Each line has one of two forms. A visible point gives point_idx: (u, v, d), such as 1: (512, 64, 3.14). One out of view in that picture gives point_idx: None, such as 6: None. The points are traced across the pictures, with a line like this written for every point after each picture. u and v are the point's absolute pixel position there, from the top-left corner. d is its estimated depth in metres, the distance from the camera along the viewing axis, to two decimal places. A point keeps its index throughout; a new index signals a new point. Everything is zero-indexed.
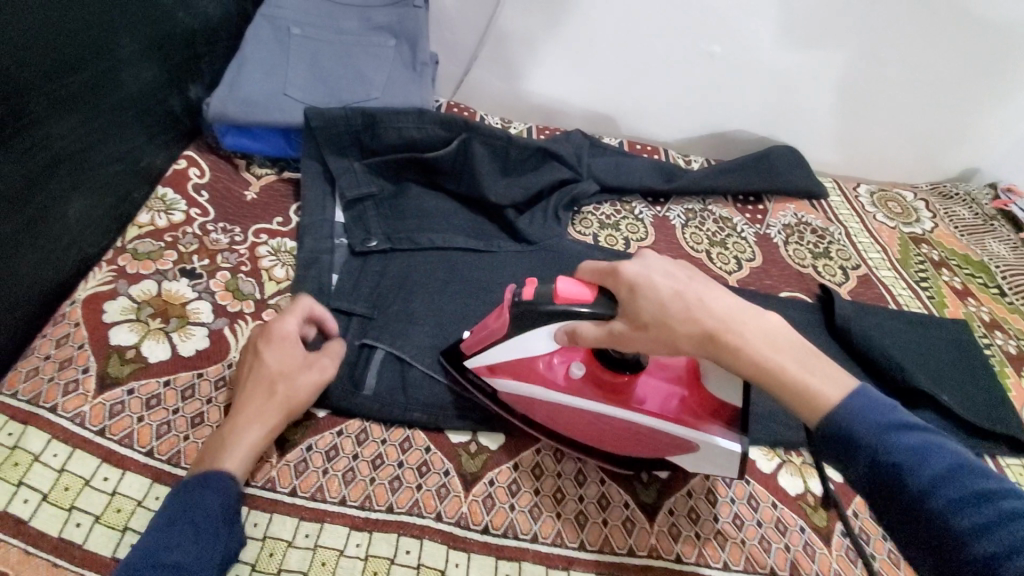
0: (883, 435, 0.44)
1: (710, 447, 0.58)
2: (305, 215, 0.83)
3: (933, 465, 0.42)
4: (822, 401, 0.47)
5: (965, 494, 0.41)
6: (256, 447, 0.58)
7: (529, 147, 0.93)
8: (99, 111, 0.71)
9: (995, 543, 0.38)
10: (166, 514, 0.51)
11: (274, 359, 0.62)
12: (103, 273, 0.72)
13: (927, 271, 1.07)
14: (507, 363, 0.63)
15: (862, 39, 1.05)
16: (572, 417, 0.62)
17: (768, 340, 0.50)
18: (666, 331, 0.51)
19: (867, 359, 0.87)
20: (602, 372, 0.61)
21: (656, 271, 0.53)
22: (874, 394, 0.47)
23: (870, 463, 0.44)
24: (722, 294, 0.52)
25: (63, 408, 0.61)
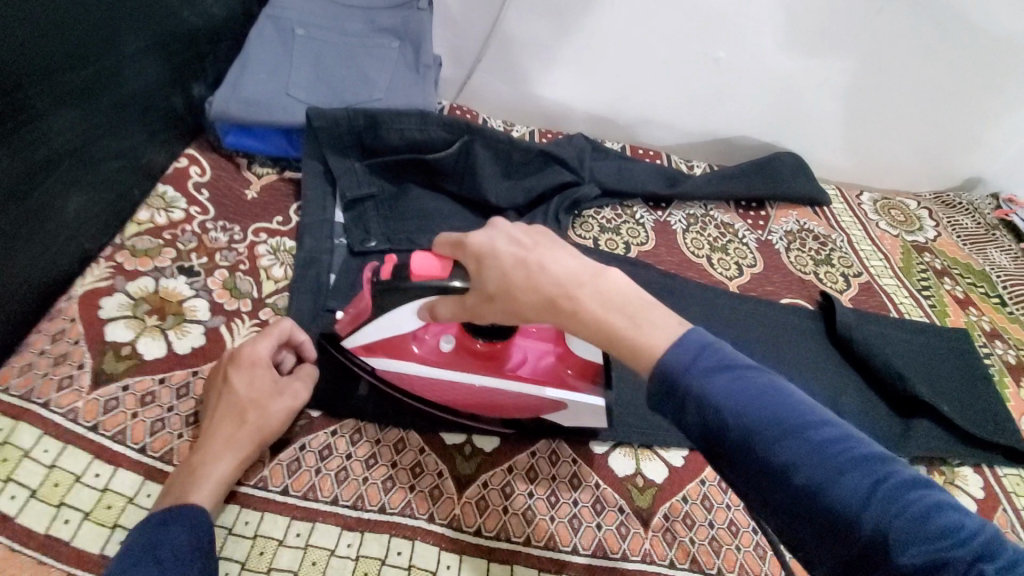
0: (712, 385, 0.41)
1: (575, 404, 0.63)
2: (305, 215, 0.83)
3: (768, 414, 0.40)
4: (649, 353, 0.44)
5: (782, 430, 0.39)
6: (225, 479, 0.56)
7: (531, 150, 0.94)
8: (102, 108, 0.71)
9: (811, 474, 0.37)
10: (128, 552, 0.48)
11: (243, 385, 0.59)
12: (102, 269, 0.72)
13: (929, 279, 1.06)
14: (380, 342, 0.64)
15: (867, 47, 1.05)
16: (453, 390, 0.64)
17: (602, 299, 0.47)
18: (510, 300, 0.50)
19: (866, 367, 0.86)
20: (472, 343, 0.64)
21: (507, 238, 0.51)
22: (703, 337, 0.44)
23: (704, 416, 0.41)
24: (564, 255, 0.49)
25: (56, 403, 0.60)
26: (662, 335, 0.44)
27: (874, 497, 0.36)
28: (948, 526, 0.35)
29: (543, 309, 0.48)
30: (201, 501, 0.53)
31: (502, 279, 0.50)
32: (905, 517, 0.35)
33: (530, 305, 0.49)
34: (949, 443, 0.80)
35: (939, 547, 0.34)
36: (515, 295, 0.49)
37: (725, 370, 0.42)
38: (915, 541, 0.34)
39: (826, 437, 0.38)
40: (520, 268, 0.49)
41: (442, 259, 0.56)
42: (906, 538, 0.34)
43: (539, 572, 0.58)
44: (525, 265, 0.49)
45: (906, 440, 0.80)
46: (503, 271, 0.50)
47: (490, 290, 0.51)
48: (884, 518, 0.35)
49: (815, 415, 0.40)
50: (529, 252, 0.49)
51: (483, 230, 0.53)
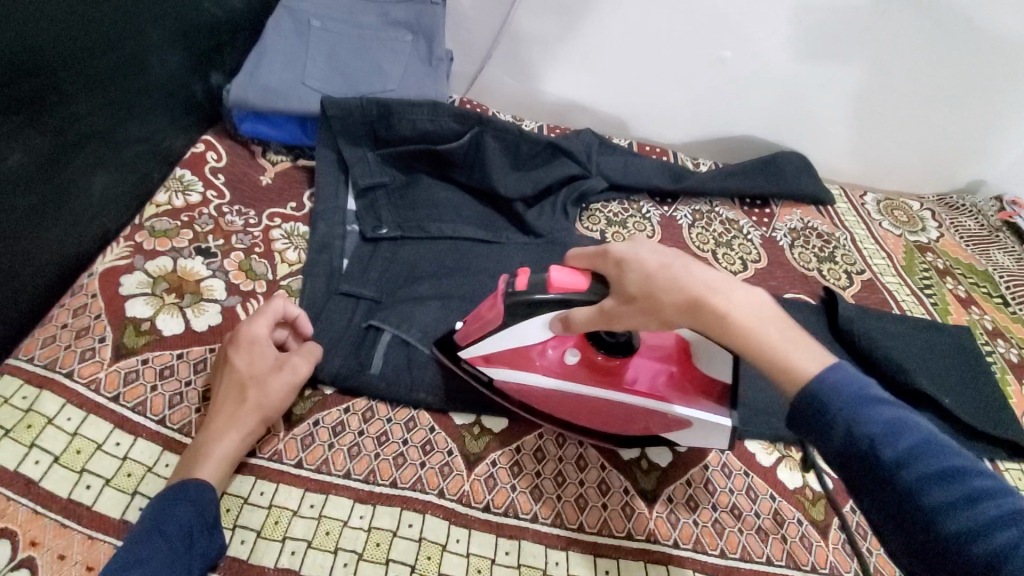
0: (867, 417, 0.42)
1: (702, 424, 0.62)
2: (318, 201, 0.84)
3: (917, 454, 0.41)
4: (801, 375, 0.45)
5: (935, 472, 0.40)
6: (228, 455, 0.57)
7: (540, 142, 0.95)
8: (128, 93, 0.73)
9: (964, 521, 0.38)
10: (136, 533, 0.49)
11: (244, 364, 0.61)
12: (121, 248, 0.74)
13: (931, 278, 1.08)
14: (501, 352, 0.64)
15: (872, 51, 1.07)
16: (569, 402, 0.64)
17: (755, 312, 0.47)
18: (653, 303, 0.50)
19: (869, 362, 0.87)
20: (594, 355, 0.63)
21: (650, 248, 0.52)
22: (855, 371, 0.45)
23: (852, 444, 0.42)
24: (706, 265, 0.49)
25: (79, 374, 0.62)
26: (815, 362, 0.45)
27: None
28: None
29: (687, 313, 0.48)
30: (205, 478, 0.55)
31: (645, 282, 0.50)
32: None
33: (672, 307, 0.49)
34: (949, 437, 0.82)
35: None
36: (659, 297, 0.49)
37: (874, 405, 0.43)
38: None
39: (981, 485, 0.39)
40: (670, 273, 0.49)
41: (582, 272, 0.57)
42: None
43: (546, 548, 0.60)
44: (673, 270, 0.49)
45: None
46: (647, 273, 0.50)
47: (630, 292, 0.51)
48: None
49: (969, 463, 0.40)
50: (676, 258, 0.50)
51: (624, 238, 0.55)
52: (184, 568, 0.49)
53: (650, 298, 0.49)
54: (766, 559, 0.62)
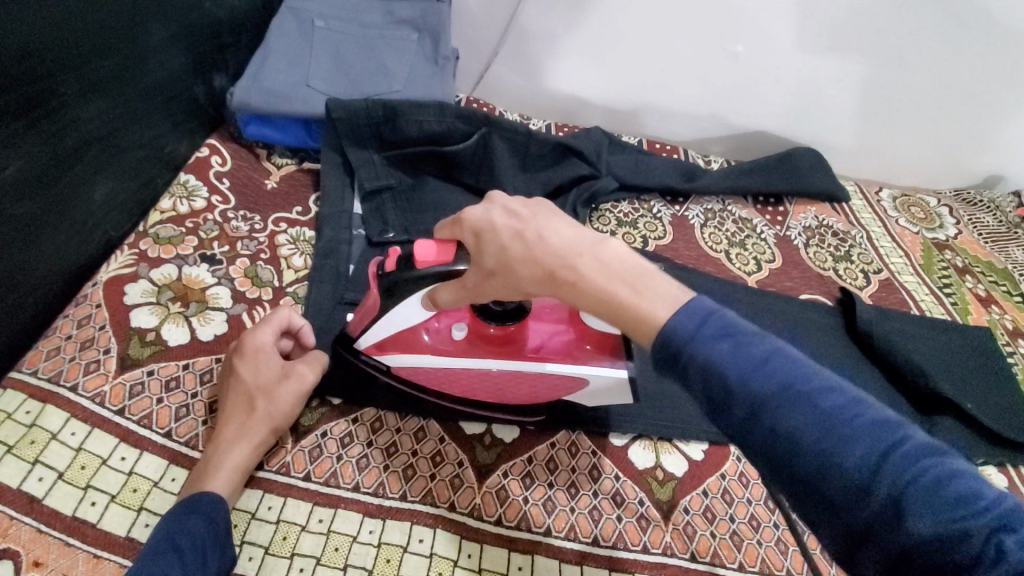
0: (717, 351, 0.38)
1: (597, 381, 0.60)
2: (324, 206, 0.83)
3: (774, 381, 0.37)
4: (650, 321, 0.41)
5: (790, 399, 0.36)
6: (240, 468, 0.56)
7: (549, 142, 0.93)
8: (127, 97, 0.72)
9: (823, 444, 0.35)
10: (148, 548, 0.48)
11: (250, 373, 0.60)
12: (125, 256, 0.73)
13: (950, 277, 1.05)
14: (392, 337, 0.63)
15: (890, 46, 1.04)
16: (469, 377, 0.62)
17: (602, 268, 0.44)
18: (511, 276, 0.47)
19: (888, 364, 0.85)
20: (484, 328, 0.61)
21: (504, 209, 0.48)
22: (708, 304, 0.40)
23: (708, 383, 0.38)
24: (564, 223, 0.46)
25: (84, 387, 0.61)
26: (663, 303, 0.41)
27: (885, 466, 0.34)
28: (967, 493, 0.32)
29: (543, 283, 0.45)
30: (218, 490, 0.54)
31: (501, 254, 0.47)
32: (924, 488, 0.33)
33: (530, 280, 0.46)
34: (972, 442, 0.79)
35: (960, 518, 0.32)
36: (515, 269, 0.47)
37: (728, 338, 0.39)
38: (930, 511, 0.32)
39: (837, 404, 0.36)
40: (521, 238, 0.46)
41: (445, 243, 0.55)
42: (922, 506, 0.32)
43: (560, 563, 0.58)
44: (526, 235, 0.46)
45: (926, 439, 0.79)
46: (501, 244, 0.47)
47: (488, 266, 0.49)
48: (895, 489, 0.33)
49: (821, 381, 0.37)
50: (529, 220, 0.46)
51: (480, 203, 0.50)
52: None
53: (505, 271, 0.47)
54: (786, 572, 0.61)
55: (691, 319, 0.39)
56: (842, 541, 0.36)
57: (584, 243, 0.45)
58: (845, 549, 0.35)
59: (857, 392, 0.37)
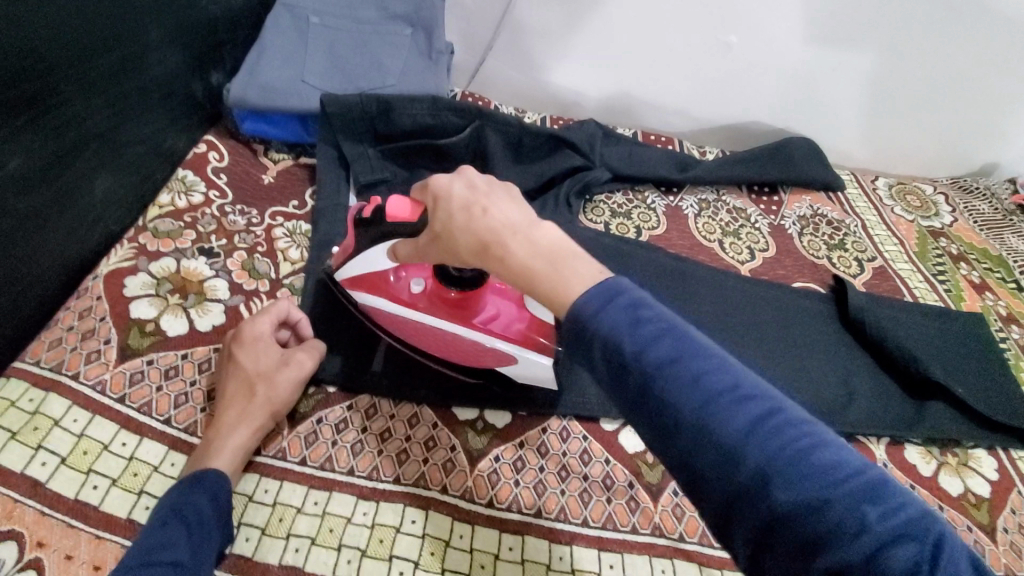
0: (615, 326, 0.38)
1: (526, 361, 0.65)
2: (320, 199, 0.85)
3: (665, 352, 0.37)
4: (561, 295, 0.41)
5: (679, 375, 0.36)
6: (242, 449, 0.58)
7: (542, 134, 0.94)
8: (126, 94, 0.73)
9: (704, 416, 0.35)
10: (154, 520, 0.50)
11: (249, 360, 0.62)
12: (125, 249, 0.74)
13: (945, 264, 1.06)
14: (363, 276, 0.68)
15: (885, 34, 1.04)
16: (414, 329, 0.67)
17: (530, 246, 0.44)
18: (450, 242, 0.50)
19: (880, 350, 0.85)
20: (444, 291, 0.65)
21: (466, 183, 0.50)
22: (611, 281, 0.40)
23: (607, 356, 0.38)
24: (513, 205, 0.47)
25: (85, 376, 0.62)
26: (579, 279, 0.41)
27: (760, 441, 0.34)
28: (836, 468, 0.33)
29: (475, 252, 0.47)
30: (219, 467, 0.56)
31: (447, 222, 0.50)
32: (794, 460, 0.33)
33: (468, 249, 0.48)
34: (963, 427, 0.80)
35: (825, 491, 0.32)
36: (455, 236, 0.49)
37: (628, 312, 0.38)
38: (797, 484, 0.32)
39: (724, 380, 0.36)
40: (466, 209, 0.48)
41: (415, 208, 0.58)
42: (790, 479, 0.33)
43: (550, 543, 0.59)
44: (473, 208, 0.48)
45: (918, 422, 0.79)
46: (451, 212, 0.49)
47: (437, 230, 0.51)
48: (765, 462, 0.33)
49: (713, 357, 0.37)
50: (480, 196, 0.48)
51: (450, 172, 0.52)
52: (207, 549, 0.50)
53: (448, 238, 0.50)
54: None
55: (595, 294, 0.39)
56: (718, 514, 0.36)
57: (522, 222, 0.46)
58: (720, 521, 0.35)
59: (746, 370, 0.37)
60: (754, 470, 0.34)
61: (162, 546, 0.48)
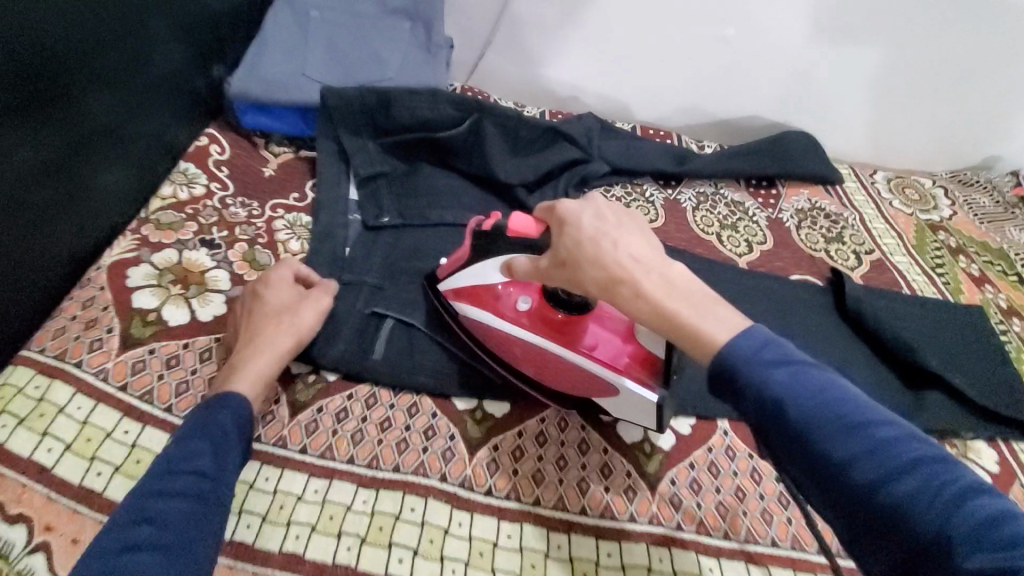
0: (772, 375, 0.43)
1: (628, 393, 0.61)
2: (321, 191, 0.86)
3: (831, 407, 0.41)
4: (710, 342, 0.46)
5: (840, 427, 0.40)
6: (267, 372, 0.62)
7: (540, 126, 0.95)
8: (133, 90, 0.73)
9: (870, 470, 0.38)
10: (183, 432, 0.54)
11: (274, 298, 0.68)
12: (128, 241, 0.75)
13: (943, 257, 1.06)
14: (470, 289, 0.69)
15: (882, 28, 1.04)
16: (515, 346, 0.66)
17: (667, 286, 0.50)
18: (577, 269, 0.54)
19: (877, 341, 0.86)
20: (550, 312, 0.65)
21: (594, 213, 0.55)
22: (777, 339, 0.46)
23: (761, 404, 0.43)
24: (639, 241, 0.52)
25: (88, 364, 0.63)
26: (722, 326, 0.47)
27: (932, 499, 0.36)
28: (1019, 536, 0.33)
29: (604, 284, 0.52)
30: (242, 392, 0.59)
31: (576, 250, 0.54)
32: (974, 522, 0.34)
33: (593, 280, 0.53)
34: (962, 418, 0.80)
35: (1014, 557, 0.32)
36: (584, 266, 0.53)
37: (780, 364, 0.44)
38: (982, 547, 0.33)
39: (888, 438, 0.39)
40: (596, 241, 0.53)
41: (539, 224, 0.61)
42: (974, 542, 0.34)
43: (547, 531, 0.60)
44: (601, 240, 0.52)
45: (918, 413, 0.79)
46: (579, 240, 0.54)
47: (561, 256, 0.55)
48: (942, 523, 0.35)
49: (876, 416, 0.41)
50: (610, 229, 0.53)
51: (577, 200, 0.56)
52: (225, 470, 0.53)
53: (574, 265, 0.54)
54: (769, 541, 0.62)
55: (747, 345, 0.45)
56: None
57: (653, 261, 0.51)
58: None
59: (911, 433, 0.40)
60: (932, 532, 0.35)
61: (186, 457, 0.51)
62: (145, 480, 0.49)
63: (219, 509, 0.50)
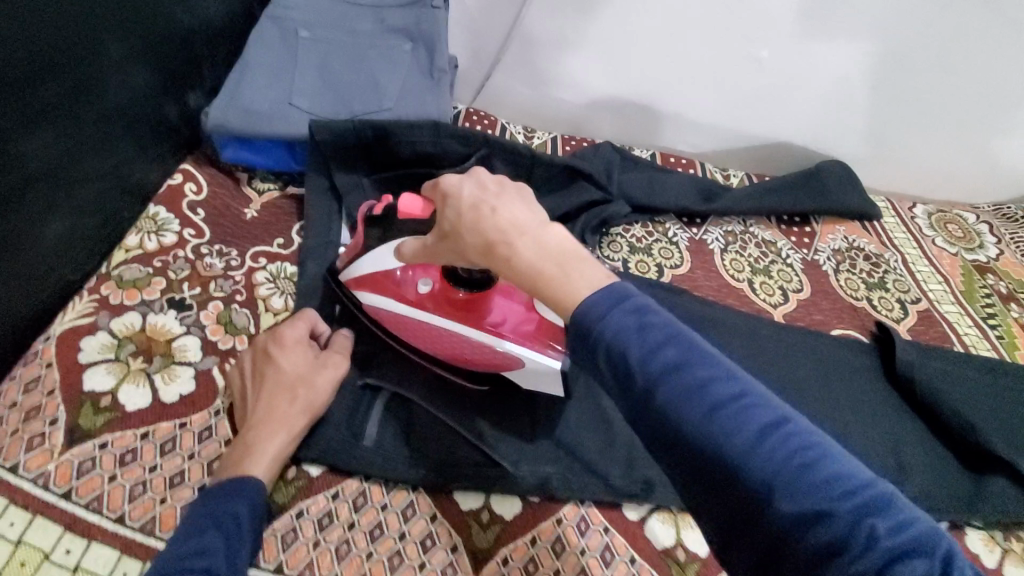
0: (621, 328, 0.36)
1: (532, 365, 0.61)
2: (309, 236, 0.76)
3: (671, 360, 0.35)
4: (568, 300, 0.39)
5: (686, 382, 0.35)
6: (283, 455, 0.57)
7: (556, 165, 0.85)
8: (85, 123, 0.64)
9: (709, 424, 0.34)
10: (190, 525, 0.49)
11: (290, 362, 0.61)
12: (85, 302, 0.65)
13: (995, 306, 0.96)
14: (369, 277, 0.66)
15: (931, 50, 0.94)
16: (421, 331, 0.65)
17: (539, 248, 0.41)
18: (458, 241, 0.47)
19: (933, 414, 0.77)
20: (451, 291, 0.64)
21: (475, 182, 0.47)
22: (625, 286, 0.39)
23: (611, 360, 0.36)
24: (522, 207, 0.45)
25: (25, 467, 0.54)
26: (581, 279, 0.39)
27: (765, 452, 0.33)
28: (836, 481, 0.32)
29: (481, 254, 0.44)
30: (259, 477, 0.54)
31: (456, 220, 0.47)
32: (796, 472, 0.32)
33: (473, 249, 0.46)
34: None
35: (828, 504, 0.31)
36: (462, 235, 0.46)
37: (632, 314, 0.37)
38: (800, 496, 0.31)
39: (731, 390, 0.35)
40: (474, 209, 0.45)
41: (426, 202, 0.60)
42: (795, 491, 0.31)
43: None
44: (481, 208, 0.45)
45: (978, 504, 0.71)
46: (459, 211, 0.46)
47: (444, 229, 0.48)
48: (771, 477, 0.32)
49: (721, 365, 0.36)
50: (491, 197, 0.45)
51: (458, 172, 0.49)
52: (239, 561, 0.49)
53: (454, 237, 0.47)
54: None
55: (600, 297, 0.37)
56: (720, 528, 0.35)
57: (532, 226, 0.43)
58: (722, 534, 0.34)
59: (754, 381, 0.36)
60: (759, 485, 0.32)
61: (196, 552, 0.47)
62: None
63: None
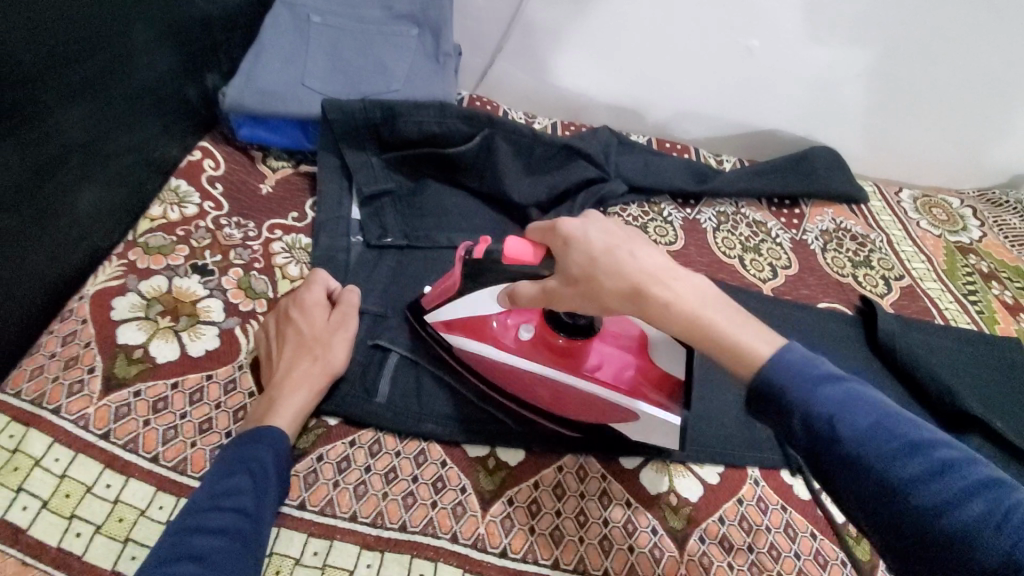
0: (815, 394, 0.42)
1: (648, 418, 0.61)
2: (321, 210, 0.81)
3: (865, 422, 0.40)
4: (754, 363, 0.44)
5: (881, 440, 0.40)
6: (305, 407, 0.61)
7: (554, 145, 0.89)
8: (114, 101, 0.68)
9: (904, 477, 0.38)
10: (220, 467, 0.53)
11: (307, 324, 0.65)
12: (114, 267, 0.69)
13: (975, 283, 1.01)
14: (463, 321, 0.65)
15: (915, 40, 0.98)
16: (525, 378, 0.64)
17: (689, 294, 0.47)
18: (592, 286, 0.50)
19: (911, 379, 0.81)
20: (554, 338, 0.64)
21: (600, 228, 0.51)
22: (813, 355, 0.44)
23: (807, 424, 0.42)
24: (653, 252, 0.49)
25: (67, 410, 0.58)
26: (762, 344, 0.45)
27: (960, 502, 0.37)
28: None
29: (625, 297, 0.48)
30: (281, 427, 0.58)
31: (588, 264, 0.50)
32: (994, 520, 0.35)
33: (613, 293, 0.49)
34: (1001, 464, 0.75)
35: None
36: (599, 281, 0.49)
37: (824, 382, 0.42)
38: (1001, 544, 0.35)
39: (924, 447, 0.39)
40: (610, 253, 0.49)
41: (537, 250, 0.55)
42: (992, 538, 0.35)
43: None
44: (617, 254, 0.49)
45: None
46: (591, 255, 0.49)
47: (573, 273, 0.51)
48: (968, 525, 0.36)
49: (911, 426, 0.40)
50: (623, 242, 0.49)
51: (577, 217, 0.52)
52: (267, 500, 0.53)
53: (588, 282, 0.49)
54: None
55: (792, 363, 0.43)
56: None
57: (663, 273, 0.48)
58: None
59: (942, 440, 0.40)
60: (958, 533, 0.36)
61: (226, 493, 0.51)
62: (181, 515, 0.50)
63: (256, 550, 0.49)
